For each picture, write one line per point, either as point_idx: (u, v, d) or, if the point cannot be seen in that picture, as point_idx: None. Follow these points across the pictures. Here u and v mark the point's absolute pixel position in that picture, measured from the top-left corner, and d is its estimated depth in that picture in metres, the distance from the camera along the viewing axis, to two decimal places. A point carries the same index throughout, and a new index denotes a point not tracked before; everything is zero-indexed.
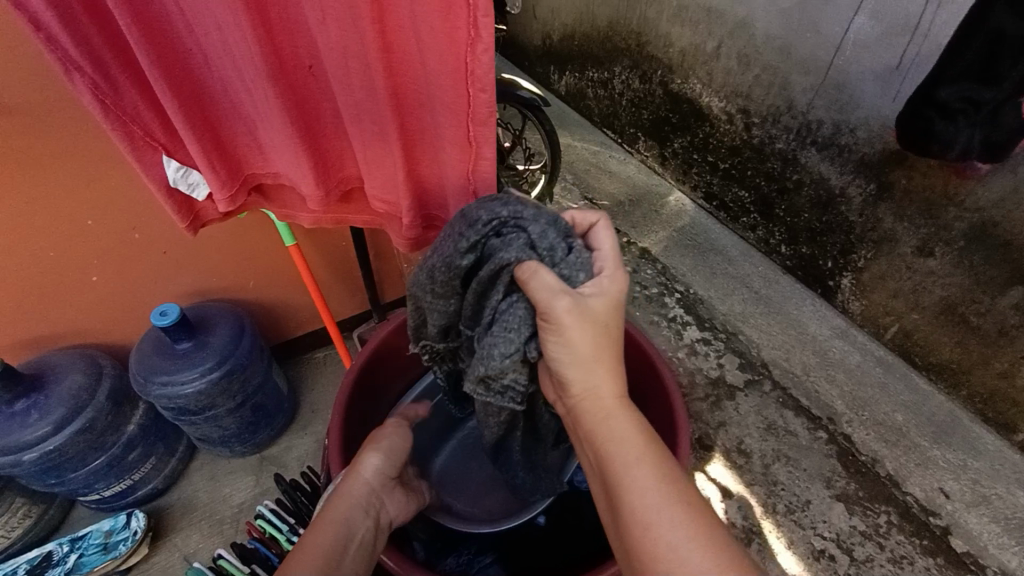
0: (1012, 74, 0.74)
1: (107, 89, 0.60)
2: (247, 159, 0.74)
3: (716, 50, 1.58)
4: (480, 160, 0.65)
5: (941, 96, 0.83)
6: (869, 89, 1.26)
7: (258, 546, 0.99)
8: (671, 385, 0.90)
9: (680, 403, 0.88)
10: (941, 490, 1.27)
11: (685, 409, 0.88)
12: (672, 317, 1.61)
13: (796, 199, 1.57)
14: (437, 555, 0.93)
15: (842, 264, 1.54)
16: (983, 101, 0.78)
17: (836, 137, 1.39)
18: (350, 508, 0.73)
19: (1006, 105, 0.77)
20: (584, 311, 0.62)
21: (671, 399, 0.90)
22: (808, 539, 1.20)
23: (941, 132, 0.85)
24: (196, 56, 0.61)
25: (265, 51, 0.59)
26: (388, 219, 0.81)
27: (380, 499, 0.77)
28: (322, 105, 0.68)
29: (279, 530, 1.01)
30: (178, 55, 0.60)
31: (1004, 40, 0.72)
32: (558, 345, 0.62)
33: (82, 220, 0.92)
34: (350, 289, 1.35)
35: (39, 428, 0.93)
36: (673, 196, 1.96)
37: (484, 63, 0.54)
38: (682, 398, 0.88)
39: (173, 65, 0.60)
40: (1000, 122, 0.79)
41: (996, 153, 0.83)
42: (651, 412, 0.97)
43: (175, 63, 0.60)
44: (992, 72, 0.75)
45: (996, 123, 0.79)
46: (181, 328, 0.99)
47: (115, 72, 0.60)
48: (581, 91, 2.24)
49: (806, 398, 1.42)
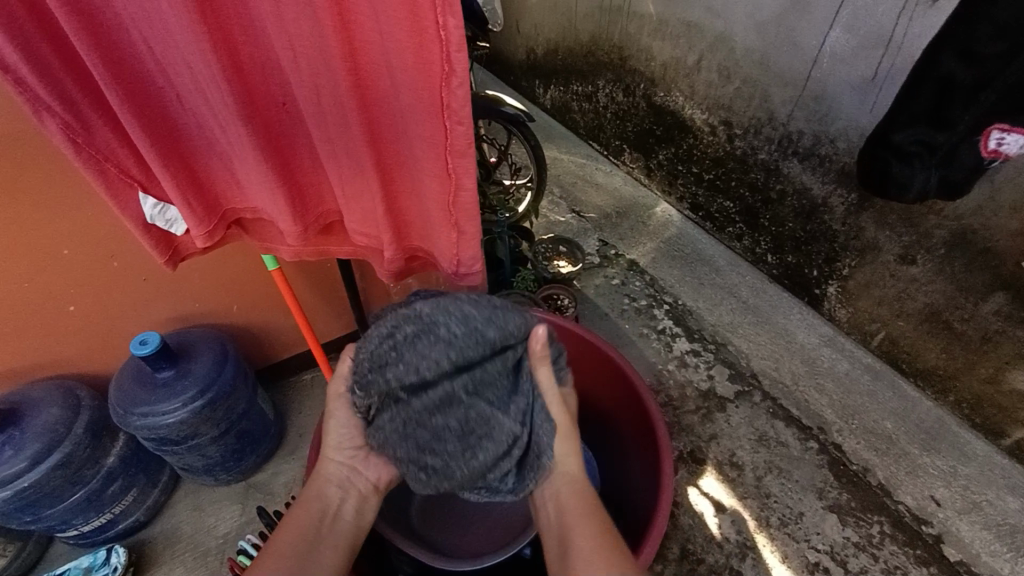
0: (966, 118, 0.76)
1: (79, 128, 0.60)
2: (225, 195, 0.74)
3: (697, 64, 1.61)
4: (460, 191, 0.65)
5: (897, 139, 0.85)
6: (846, 100, 1.28)
7: None
8: (650, 402, 0.89)
9: (660, 422, 0.87)
10: (932, 497, 1.27)
11: (667, 425, 0.86)
12: (662, 329, 1.61)
13: (780, 209, 1.59)
14: None
15: (827, 272, 1.55)
16: (937, 144, 0.80)
17: (816, 147, 1.41)
18: (324, 485, 0.72)
19: (963, 145, 0.78)
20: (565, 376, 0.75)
21: (651, 416, 0.88)
22: (802, 552, 1.20)
23: (897, 174, 0.87)
24: (169, 95, 0.61)
25: (236, 88, 0.59)
26: (370, 253, 0.81)
27: (354, 468, 0.75)
28: (298, 140, 0.68)
29: None
30: (151, 95, 0.60)
31: (953, 85, 0.75)
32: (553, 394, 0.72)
33: (58, 251, 0.91)
34: (338, 310, 1.34)
35: (13, 465, 0.91)
36: (660, 207, 1.97)
37: (459, 95, 0.55)
38: (661, 413, 0.87)
39: (144, 105, 0.60)
40: (956, 163, 0.80)
41: (957, 191, 0.84)
42: (631, 433, 0.96)
43: (147, 103, 0.61)
44: (946, 115, 0.77)
45: (951, 166, 0.81)
46: (161, 357, 0.97)
47: (87, 111, 0.59)
48: (566, 105, 2.26)
49: (796, 407, 1.42)
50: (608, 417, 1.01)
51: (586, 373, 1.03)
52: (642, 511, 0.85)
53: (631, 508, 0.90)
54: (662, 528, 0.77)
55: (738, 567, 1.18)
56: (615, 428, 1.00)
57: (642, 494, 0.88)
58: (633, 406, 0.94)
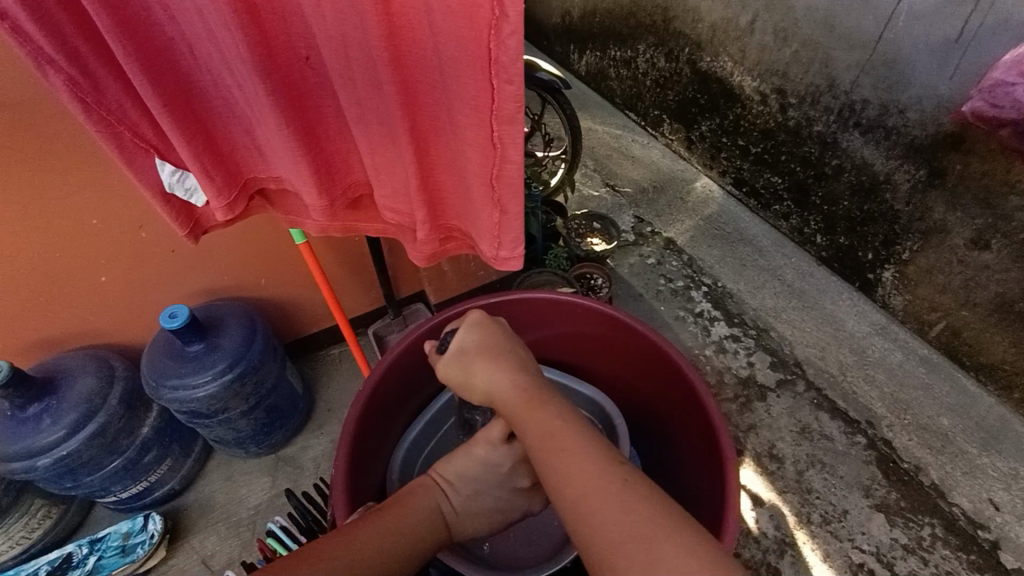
0: None
1: (87, 86, 0.55)
2: (246, 162, 0.70)
3: (750, 26, 1.47)
4: (506, 163, 0.57)
5: None
6: (923, 65, 1.14)
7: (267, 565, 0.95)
8: (711, 404, 0.81)
9: (724, 427, 0.79)
10: (990, 500, 1.19)
11: (730, 433, 0.79)
12: (699, 312, 1.53)
13: (835, 185, 1.46)
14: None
15: (884, 256, 1.43)
16: None
17: (882, 118, 1.28)
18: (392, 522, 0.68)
19: None
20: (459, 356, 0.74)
21: (713, 422, 0.81)
22: (845, 552, 1.14)
23: None
24: (181, 48, 0.56)
25: (253, 39, 0.53)
26: (402, 231, 0.76)
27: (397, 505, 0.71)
28: (324, 101, 0.63)
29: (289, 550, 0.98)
30: (161, 47, 0.55)
31: None
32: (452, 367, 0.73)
33: (88, 221, 0.89)
34: (365, 285, 1.30)
35: (52, 434, 0.92)
36: (700, 181, 1.86)
37: (511, 48, 0.47)
38: (720, 408, 0.81)
39: (156, 59, 0.55)
40: None
41: None
42: (685, 439, 0.90)
43: (158, 58, 0.56)
44: None
45: None
46: (191, 331, 0.96)
47: (95, 68, 0.55)
48: (602, 72, 2.12)
49: (842, 400, 1.34)
50: (661, 417, 0.95)
51: (633, 366, 0.97)
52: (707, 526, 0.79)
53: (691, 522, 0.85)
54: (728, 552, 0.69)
55: (775, 564, 1.13)
56: (669, 429, 0.94)
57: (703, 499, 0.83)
58: (689, 405, 0.87)
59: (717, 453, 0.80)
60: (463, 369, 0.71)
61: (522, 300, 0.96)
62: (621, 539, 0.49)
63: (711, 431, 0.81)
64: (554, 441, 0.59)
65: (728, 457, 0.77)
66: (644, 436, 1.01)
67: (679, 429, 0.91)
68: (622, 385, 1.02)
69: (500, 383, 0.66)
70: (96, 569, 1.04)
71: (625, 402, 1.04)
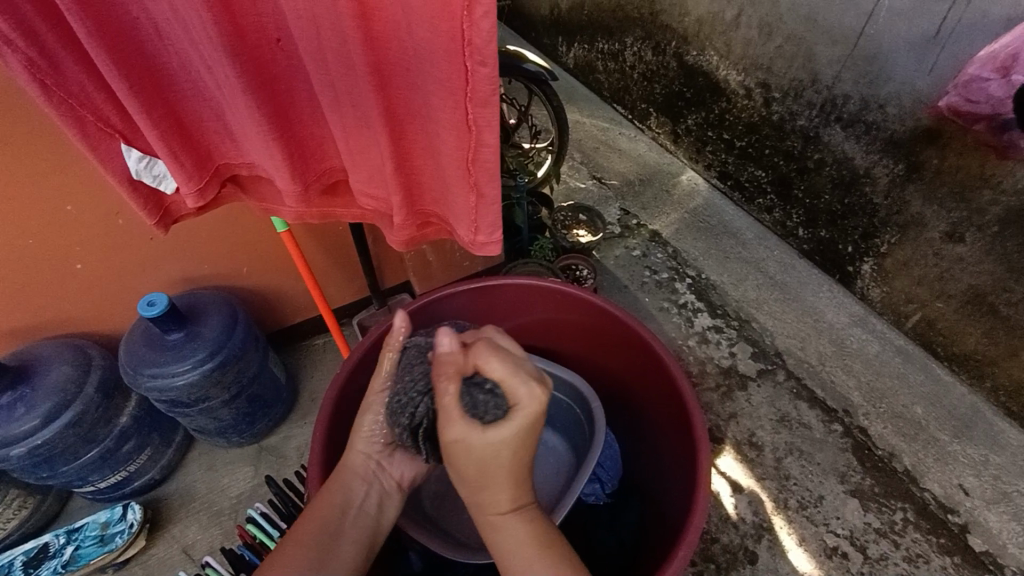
0: None
1: (46, 66, 0.54)
2: (216, 147, 0.69)
3: (735, 19, 1.48)
4: (481, 147, 0.57)
5: None
6: (902, 61, 1.16)
7: (247, 552, 0.98)
8: (686, 390, 0.82)
9: (698, 412, 0.80)
10: (961, 486, 1.23)
11: (703, 417, 0.80)
12: (683, 304, 1.55)
13: (816, 179, 1.48)
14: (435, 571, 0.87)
15: (863, 248, 1.46)
16: None
17: (863, 113, 1.30)
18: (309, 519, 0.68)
19: None
20: (486, 433, 0.58)
21: (688, 407, 0.82)
22: (820, 536, 1.17)
23: None
24: (146, 28, 0.55)
25: (221, 16, 0.52)
26: (379, 217, 0.75)
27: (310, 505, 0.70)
28: (296, 84, 0.62)
29: (269, 537, 1.00)
30: (126, 27, 0.54)
31: None
32: (467, 441, 0.58)
33: (62, 206, 0.88)
34: (349, 274, 1.30)
35: (27, 422, 0.91)
36: (685, 175, 1.87)
37: (483, 30, 0.47)
38: (695, 394, 0.82)
39: (118, 40, 0.54)
40: None
41: None
42: (658, 422, 0.92)
43: (121, 38, 0.54)
44: None
45: None
46: (170, 319, 0.95)
47: (53, 46, 0.53)
48: (589, 64, 2.12)
49: (821, 389, 1.37)
50: (640, 406, 0.96)
51: (608, 353, 0.98)
52: (679, 507, 0.80)
53: (660, 500, 0.89)
54: (698, 528, 0.71)
55: (753, 548, 1.16)
56: (648, 417, 0.95)
57: (673, 481, 0.86)
58: (666, 393, 0.88)
59: (691, 438, 0.81)
60: (484, 453, 0.58)
61: (498, 286, 0.96)
62: None
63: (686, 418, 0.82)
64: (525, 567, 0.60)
65: (700, 439, 0.78)
66: (623, 422, 1.03)
67: (657, 417, 0.92)
68: (605, 374, 1.02)
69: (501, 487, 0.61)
70: (74, 559, 1.03)
71: (603, 388, 1.05)
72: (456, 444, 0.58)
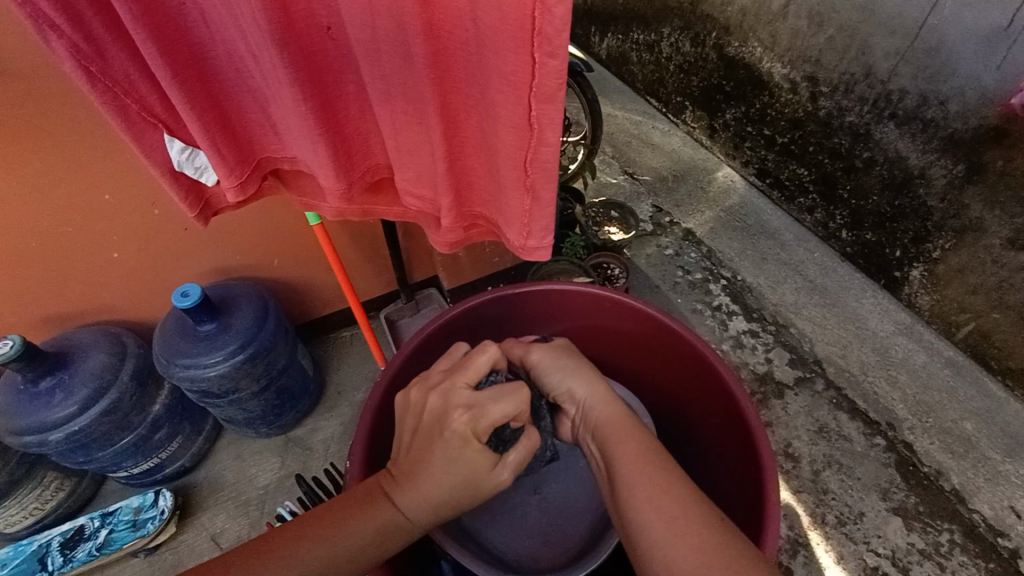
0: None
1: (91, 53, 0.52)
2: (259, 141, 0.67)
3: (783, 9, 1.40)
4: (542, 146, 0.54)
5: None
6: (969, 54, 1.08)
7: None
8: (752, 415, 0.78)
9: (765, 440, 0.75)
10: (1012, 508, 1.16)
11: (772, 449, 0.75)
12: (717, 306, 1.49)
13: (864, 179, 1.41)
14: None
15: (913, 253, 1.38)
16: None
17: (920, 110, 1.22)
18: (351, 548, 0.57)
19: None
20: (560, 351, 0.76)
21: (753, 433, 0.77)
22: (859, 554, 1.12)
23: None
24: (192, 14, 0.53)
25: (271, 3, 0.50)
26: (424, 218, 0.73)
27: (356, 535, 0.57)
28: (345, 77, 0.60)
29: None
30: (173, 14, 0.52)
31: None
32: (548, 366, 0.74)
33: (99, 195, 0.87)
34: (378, 267, 1.28)
35: (64, 408, 0.92)
36: (722, 171, 1.80)
37: (557, 18, 0.43)
38: (761, 420, 0.77)
39: (165, 27, 0.52)
40: None
41: None
42: (711, 444, 0.88)
43: (167, 24, 0.53)
44: None
45: None
46: (203, 310, 0.94)
47: (99, 34, 0.52)
48: (623, 55, 2.05)
49: (862, 400, 1.31)
50: (690, 423, 0.92)
51: (662, 365, 0.94)
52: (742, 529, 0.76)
53: None
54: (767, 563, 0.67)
55: (787, 564, 1.12)
56: (702, 433, 0.90)
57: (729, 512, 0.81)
58: (728, 416, 0.83)
59: (755, 463, 0.76)
60: (567, 367, 0.74)
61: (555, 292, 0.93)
62: (679, 527, 0.53)
63: (750, 445, 0.78)
64: (619, 447, 0.63)
65: (767, 471, 0.73)
66: (669, 434, 0.98)
67: (710, 438, 0.88)
68: (651, 385, 0.98)
69: (590, 388, 0.71)
70: (108, 542, 1.05)
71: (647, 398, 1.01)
72: (541, 360, 0.75)
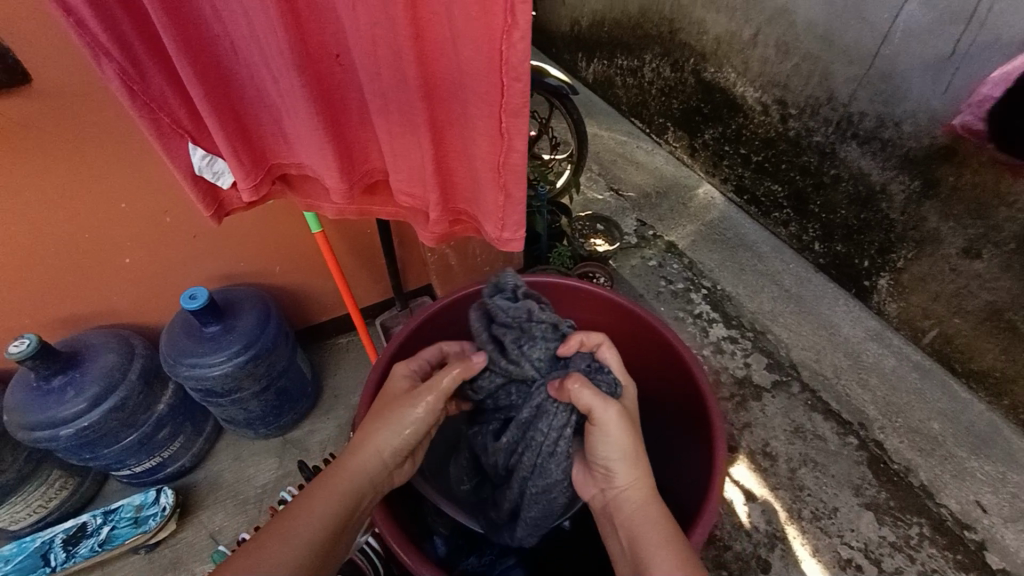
0: None
1: (135, 75, 0.60)
2: (272, 149, 0.74)
3: (753, 39, 1.52)
4: (511, 153, 0.61)
5: None
6: (917, 80, 1.19)
7: None
8: (712, 401, 0.82)
9: (722, 424, 0.80)
10: (977, 502, 1.22)
11: (726, 432, 0.80)
12: (698, 314, 1.57)
13: (832, 194, 1.51)
14: (457, 553, 0.89)
15: (879, 263, 1.47)
16: None
17: (878, 130, 1.32)
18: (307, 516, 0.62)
19: None
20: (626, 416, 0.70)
21: (711, 417, 0.82)
22: (833, 547, 1.17)
23: None
24: (223, 43, 0.61)
25: (292, 37, 0.58)
26: (414, 214, 0.80)
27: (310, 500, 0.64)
28: (349, 95, 0.68)
29: None
30: (206, 42, 0.60)
31: None
32: (606, 436, 0.69)
33: (117, 204, 0.94)
34: (375, 276, 1.35)
35: (75, 405, 0.96)
36: (702, 188, 1.90)
37: (519, 51, 0.51)
38: (720, 405, 0.82)
39: (200, 53, 0.60)
40: None
41: None
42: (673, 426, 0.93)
43: (202, 50, 0.60)
44: None
45: None
46: (209, 311, 1.00)
47: (144, 59, 0.59)
48: (609, 79, 2.17)
49: (836, 402, 1.37)
50: (657, 407, 0.97)
51: (636, 352, 0.99)
52: (689, 508, 0.81)
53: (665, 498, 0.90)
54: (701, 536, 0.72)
55: (766, 557, 1.16)
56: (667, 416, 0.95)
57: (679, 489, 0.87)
58: (689, 401, 0.88)
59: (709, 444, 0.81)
60: (626, 449, 0.69)
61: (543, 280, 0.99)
62: None
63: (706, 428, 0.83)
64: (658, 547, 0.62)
65: (719, 452, 0.78)
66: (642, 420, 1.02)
67: (673, 420, 0.93)
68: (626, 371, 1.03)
69: (636, 477, 0.69)
70: (109, 539, 1.07)
71: None
72: (604, 426, 0.69)
